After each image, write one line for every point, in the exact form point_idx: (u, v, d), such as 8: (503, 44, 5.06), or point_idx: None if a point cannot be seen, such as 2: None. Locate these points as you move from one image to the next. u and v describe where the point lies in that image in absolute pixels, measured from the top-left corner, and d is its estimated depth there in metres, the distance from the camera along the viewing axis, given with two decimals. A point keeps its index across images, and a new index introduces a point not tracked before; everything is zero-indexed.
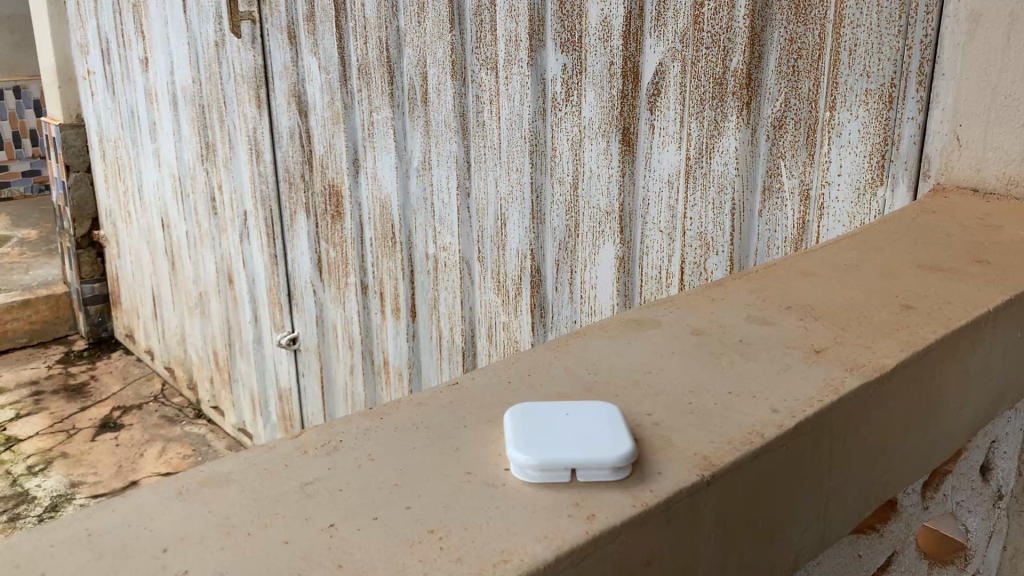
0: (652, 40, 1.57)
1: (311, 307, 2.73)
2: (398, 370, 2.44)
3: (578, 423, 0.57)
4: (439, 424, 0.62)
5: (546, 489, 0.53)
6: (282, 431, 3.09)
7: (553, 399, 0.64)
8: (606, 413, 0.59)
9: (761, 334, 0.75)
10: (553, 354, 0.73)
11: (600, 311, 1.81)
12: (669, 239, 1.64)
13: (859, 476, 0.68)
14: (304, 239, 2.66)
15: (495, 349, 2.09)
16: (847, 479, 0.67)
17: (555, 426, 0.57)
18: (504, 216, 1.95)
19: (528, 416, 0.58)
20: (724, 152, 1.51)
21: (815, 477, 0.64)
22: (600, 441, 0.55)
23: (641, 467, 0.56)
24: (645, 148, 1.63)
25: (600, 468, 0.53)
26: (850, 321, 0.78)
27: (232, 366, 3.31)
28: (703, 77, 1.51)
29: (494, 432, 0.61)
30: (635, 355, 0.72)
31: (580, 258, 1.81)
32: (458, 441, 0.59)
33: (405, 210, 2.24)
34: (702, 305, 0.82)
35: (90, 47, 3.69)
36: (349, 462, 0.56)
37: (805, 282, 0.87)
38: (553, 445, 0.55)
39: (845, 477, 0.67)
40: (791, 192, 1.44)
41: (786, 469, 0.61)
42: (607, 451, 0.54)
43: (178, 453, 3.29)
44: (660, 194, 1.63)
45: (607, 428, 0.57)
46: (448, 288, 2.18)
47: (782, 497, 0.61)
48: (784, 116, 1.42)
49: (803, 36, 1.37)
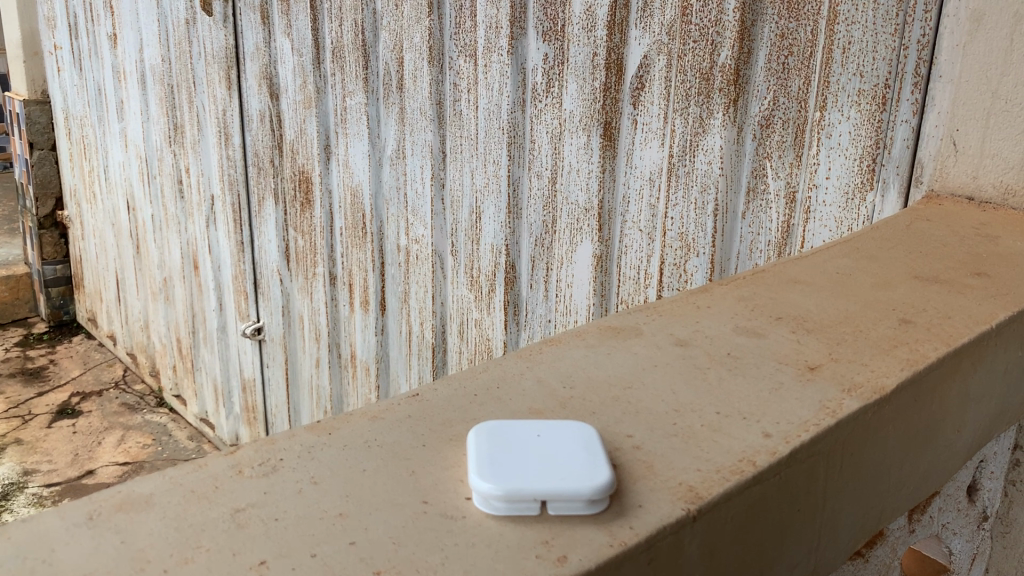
0: (638, 31, 1.51)
1: (278, 296, 2.65)
2: (366, 364, 2.37)
3: (552, 446, 0.51)
4: (395, 442, 0.56)
5: (512, 523, 0.48)
6: (246, 423, 3.01)
7: (522, 415, 0.58)
8: (580, 435, 0.53)
9: (749, 347, 0.69)
10: (524, 364, 0.67)
11: (574, 311, 1.75)
12: (649, 239, 1.59)
13: (852, 506, 0.63)
14: (273, 227, 2.58)
15: (466, 346, 2.03)
16: (840, 510, 0.61)
17: (526, 449, 0.51)
18: (479, 210, 1.89)
19: (495, 436, 0.52)
20: (709, 150, 1.45)
21: (807, 509, 0.58)
22: (576, 470, 0.49)
23: (618, 499, 0.50)
24: (627, 143, 1.57)
25: (573, 500, 0.48)
26: (845, 335, 0.72)
27: (195, 354, 3.22)
28: (689, 72, 1.45)
29: (456, 453, 0.54)
30: (613, 367, 0.66)
31: (556, 256, 1.75)
32: (415, 464, 0.53)
33: (377, 200, 2.17)
34: (686, 313, 0.76)
35: (57, 21, 3.57)
36: (286, 488, 0.51)
37: (796, 290, 0.82)
38: (521, 472, 0.49)
39: (839, 508, 0.61)
40: (777, 194, 1.39)
41: (777, 502, 0.55)
42: (581, 481, 0.48)
43: (137, 443, 3.19)
44: (641, 191, 1.57)
45: (581, 452, 0.51)
46: (419, 282, 2.11)
47: (772, 532, 0.55)
48: (772, 115, 1.37)
49: (795, 32, 1.31)
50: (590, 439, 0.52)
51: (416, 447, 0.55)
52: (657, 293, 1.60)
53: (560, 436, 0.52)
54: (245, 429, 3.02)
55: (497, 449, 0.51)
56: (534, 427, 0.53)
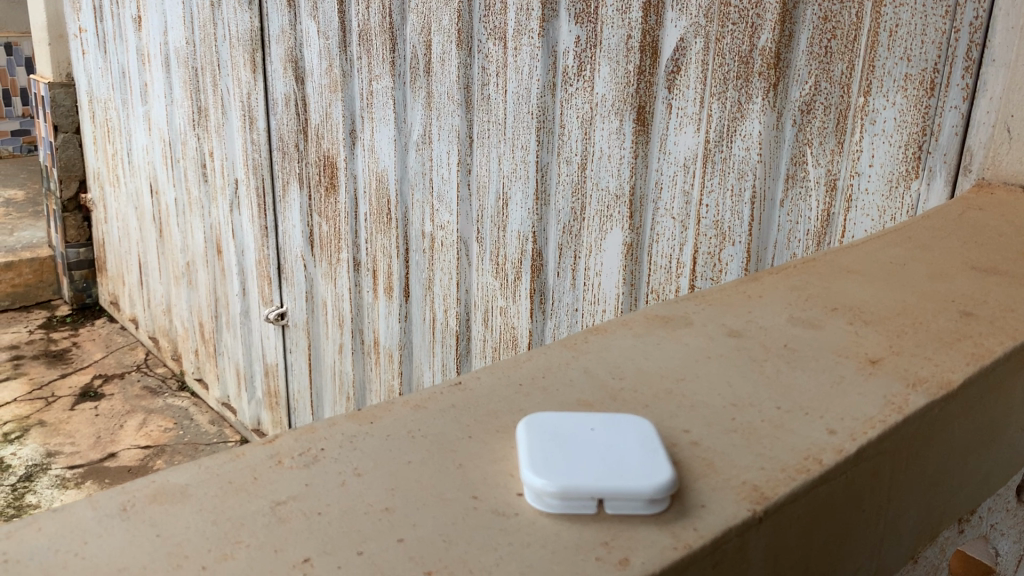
0: (674, 13, 1.47)
1: (301, 282, 2.63)
2: (389, 351, 2.35)
3: (607, 441, 0.49)
4: (439, 433, 0.53)
5: (567, 522, 0.45)
6: (267, 407, 3.00)
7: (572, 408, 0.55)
8: (640, 431, 0.50)
9: (805, 339, 0.66)
10: (569, 353, 0.64)
11: (603, 300, 1.72)
12: (682, 227, 1.55)
13: (915, 505, 0.60)
14: (296, 211, 2.56)
15: (491, 334, 2.00)
16: (903, 508, 0.59)
17: (580, 444, 0.48)
18: (507, 196, 1.86)
19: (547, 429, 0.50)
20: (747, 136, 1.41)
21: (871, 508, 0.55)
22: (635, 468, 0.46)
23: (678, 498, 0.47)
24: (661, 128, 1.54)
25: (633, 500, 0.45)
26: (905, 328, 0.69)
27: (217, 338, 3.21)
28: (727, 55, 1.41)
29: (505, 446, 0.52)
30: (664, 358, 0.63)
31: (585, 244, 1.72)
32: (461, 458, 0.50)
33: (402, 185, 2.14)
34: (737, 302, 0.73)
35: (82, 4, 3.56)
36: (330, 479, 0.48)
37: (849, 280, 0.78)
38: (577, 467, 0.47)
39: (902, 507, 0.58)
40: (817, 182, 1.36)
41: (844, 501, 0.52)
42: (641, 479, 0.46)
43: (159, 426, 3.19)
44: (674, 177, 1.54)
45: (642, 449, 0.48)
46: (443, 269, 2.09)
47: (836, 532, 0.53)
48: (813, 100, 1.33)
49: (838, 15, 1.28)
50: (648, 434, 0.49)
51: (461, 439, 0.53)
52: (690, 283, 1.56)
53: (616, 431, 0.50)
54: (267, 414, 3.01)
55: (549, 442, 0.49)
56: (587, 421, 0.51)
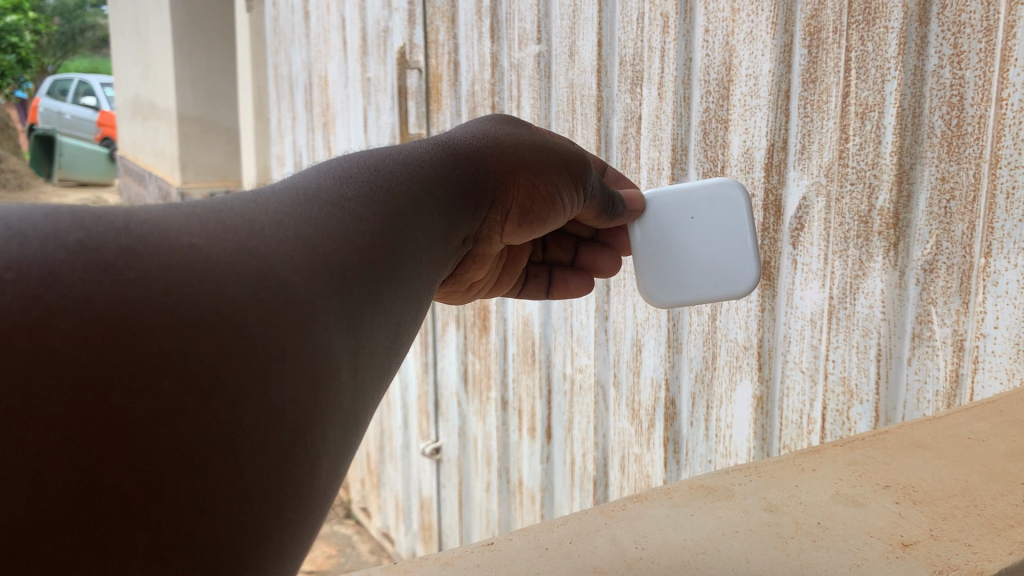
0: (796, 172, 1.49)
1: (455, 417, 2.77)
2: (532, 492, 2.41)
3: (615, 193, 1.02)
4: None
5: None
6: (422, 540, 3.12)
7: None
8: (668, 221, 1.05)
9: (841, 517, 0.67)
10: (601, 521, 0.68)
11: (734, 452, 1.70)
12: (812, 381, 1.50)
13: None
14: (453, 350, 2.73)
15: (627, 482, 2.01)
16: None
17: (686, 238, 1.04)
18: (640, 343, 1.91)
19: (668, 212, 1.05)
20: (870, 293, 1.38)
21: None
22: (728, 266, 1.02)
23: None
24: (788, 283, 1.53)
25: (648, 243, 1.06)
26: (956, 511, 0.68)
27: (382, 469, 3.40)
28: (848, 215, 1.40)
29: None
30: (693, 530, 0.66)
31: (717, 395, 1.72)
32: None
33: (546, 327, 2.25)
34: (788, 475, 0.75)
35: (286, 158, 4.03)
36: None
37: (916, 456, 0.79)
38: (647, 243, 1.06)
39: None
40: (943, 342, 1.27)
41: None
42: (645, 237, 1.06)
43: (324, 553, 3.55)
44: (802, 331, 1.51)
45: (664, 232, 1.05)
46: (582, 412, 2.15)
47: None
48: (935, 259, 1.28)
49: (956, 176, 1.23)
50: (638, 202, 1.05)
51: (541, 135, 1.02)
52: (820, 439, 1.49)
53: (558, 153, 0.90)
54: (422, 547, 3.13)
55: (602, 213, 1.01)
56: (700, 208, 1.03)
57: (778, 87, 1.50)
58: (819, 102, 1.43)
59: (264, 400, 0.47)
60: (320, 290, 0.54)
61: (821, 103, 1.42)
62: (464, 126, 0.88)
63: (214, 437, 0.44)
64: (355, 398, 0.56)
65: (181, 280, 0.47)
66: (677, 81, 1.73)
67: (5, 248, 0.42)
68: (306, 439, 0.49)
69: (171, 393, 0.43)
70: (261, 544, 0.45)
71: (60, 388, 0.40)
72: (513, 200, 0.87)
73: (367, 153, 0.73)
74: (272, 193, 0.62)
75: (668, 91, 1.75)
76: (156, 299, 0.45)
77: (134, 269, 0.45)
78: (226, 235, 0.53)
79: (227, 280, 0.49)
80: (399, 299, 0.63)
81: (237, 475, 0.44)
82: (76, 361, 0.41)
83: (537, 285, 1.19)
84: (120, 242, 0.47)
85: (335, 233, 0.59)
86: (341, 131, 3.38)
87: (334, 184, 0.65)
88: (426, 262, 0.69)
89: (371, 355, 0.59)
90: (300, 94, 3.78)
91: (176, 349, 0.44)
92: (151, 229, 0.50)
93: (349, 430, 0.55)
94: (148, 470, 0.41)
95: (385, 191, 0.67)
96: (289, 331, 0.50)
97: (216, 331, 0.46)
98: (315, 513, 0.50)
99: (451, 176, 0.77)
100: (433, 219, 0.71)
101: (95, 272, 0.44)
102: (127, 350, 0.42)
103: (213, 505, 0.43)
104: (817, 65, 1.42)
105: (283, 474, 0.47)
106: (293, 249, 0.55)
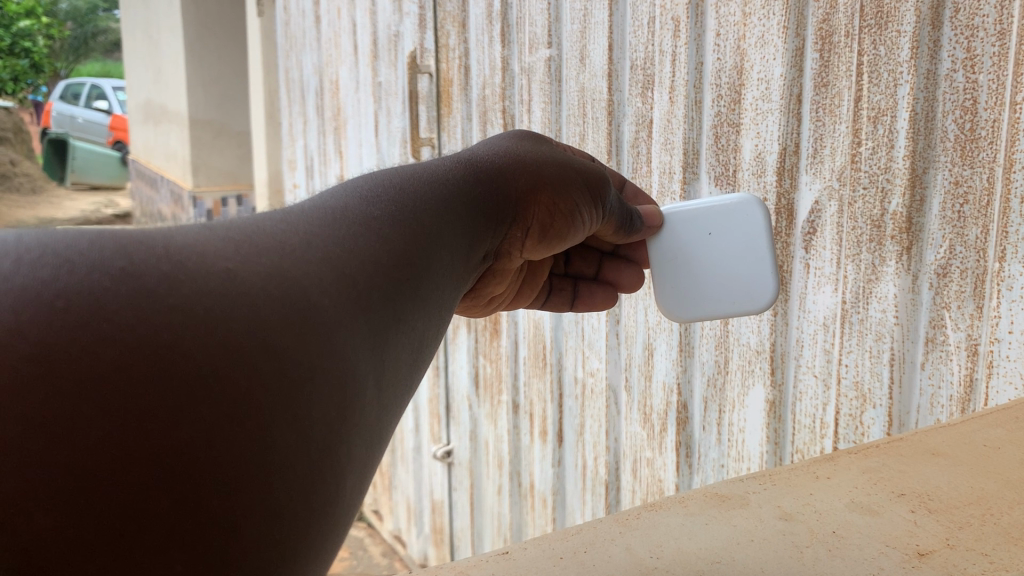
0: (808, 177, 1.48)
1: (466, 420, 2.77)
2: (544, 496, 2.41)
3: (631, 208, 1.02)
4: None
5: None
6: (434, 543, 3.13)
7: None
8: (685, 237, 1.05)
9: (857, 526, 0.67)
10: (616, 530, 0.68)
11: (747, 457, 1.69)
12: (824, 386, 1.50)
13: None
14: (464, 353, 2.73)
15: (639, 486, 2.01)
16: None
17: (704, 254, 1.04)
18: (652, 347, 1.91)
19: (685, 228, 1.05)
20: (883, 298, 1.37)
21: None
22: (746, 281, 1.02)
23: None
24: (800, 288, 1.53)
25: (666, 259, 1.06)
26: (972, 520, 0.68)
27: (393, 472, 3.40)
28: (861, 219, 1.40)
29: None
30: (708, 539, 0.66)
31: (729, 399, 1.72)
32: None
33: (557, 331, 2.25)
34: (803, 484, 0.75)
35: (298, 163, 4.05)
36: None
37: (931, 464, 0.78)
38: (665, 259, 1.06)
39: None
40: (957, 347, 1.27)
41: None
42: (663, 253, 1.07)
43: (336, 555, 3.56)
44: (815, 336, 1.51)
45: (681, 248, 1.05)
46: (594, 416, 2.15)
47: None
48: (949, 263, 1.27)
49: (970, 179, 1.23)
50: (655, 219, 1.05)
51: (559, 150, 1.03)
52: (833, 444, 1.49)
53: (577, 170, 0.91)
54: (433, 550, 3.14)
55: (618, 229, 1.01)
56: (717, 223, 1.03)
57: (789, 92, 1.50)
58: (831, 106, 1.42)
59: (295, 421, 0.47)
60: (347, 310, 0.55)
61: (833, 108, 1.42)
62: (484, 143, 0.89)
63: (248, 458, 0.44)
64: (379, 417, 0.56)
65: (218, 303, 0.47)
66: (688, 85, 1.73)
67: (53, 275, 0.43)
68: (334, 459, 0.49)
69: (210, 417, 0.43)
70: (290, 564, 0.45)
71: (106, 410, 0.40)
72: (533, 217, 0.87)
73: (390, 172, 0.73)
74: (299, 212, 0.62)
75: (679, 95, 1.75)
76: (193, 323, 0.45)
77: (175, 293, 0.46)
78: (259, 257, 0.53)
79: (261, 303, 0.49)
80: (422, 318, 0.64)
81: (269, 496, 0.45)
82: (118, 383, 0.41)
83: (562, 298, 1.19)
84: (162, 268, 0.47)
85: (362, 252, 0.60)
86: (352, 135, 3.39)
87: (359, 203, 0.66)
88: (448, 279, 0.69)
89: (395, 373, 0.60)
90: (312, 98, 3.79)
91: (213, 373, 0.44)
92: (189, 253, 0.50)
93: (374, 448, 0.55)
94: (187, 490, 0.41)
95: (411, 208, 0.68)
96: (319, 353, 0.50)
97: (250, 354, 0.46)
98: (340, 532, 0.50)
99: (472, 193, 0.77)
100: (455, 236, 0.72)
101: (140, 298, 0.44)
102: (168, 375, 0.42)
103: (246, 526, 0.43)
104: (829, 70, 1.42)
105: (311, 494, 0.47)
106: (322, 269, 0.55)
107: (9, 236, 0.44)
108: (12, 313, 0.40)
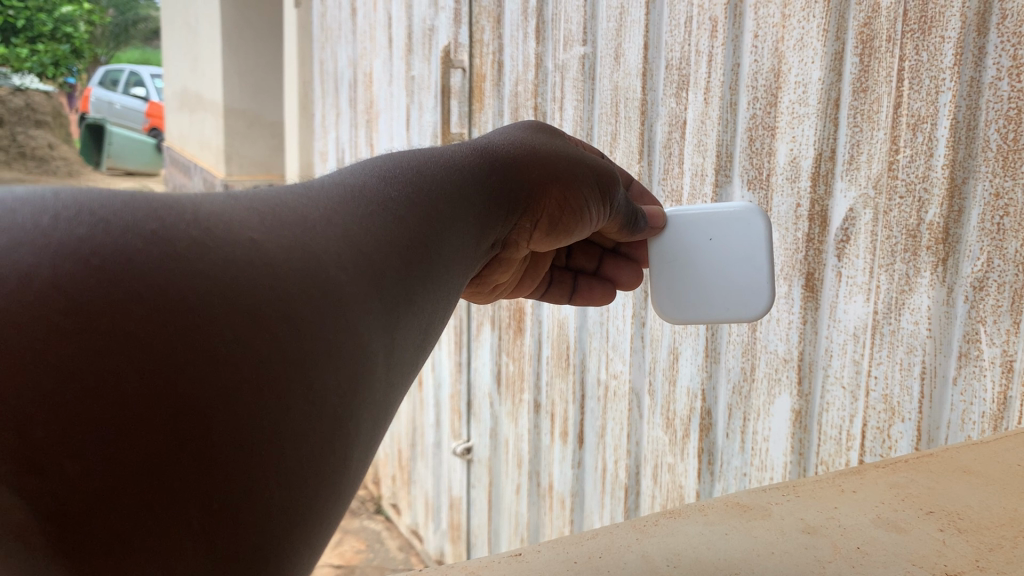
0: (844, 183, 1.45)
1: (487, 417, 2.76)
2: (562, 496, 2.39)
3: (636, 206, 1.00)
4: None
5: None
6: (451, 540, 3.12)
7: None
8: (687, 240, 1.03)
9: (883, 543, 0.65)
10: (633, 536, 0.67)
11: (770, 466, 1.67)
12: (853, 398, 1.47)
13: None
14: (487, 351, 2.72)
15: (659, 491, 1.98)
16: None
17: (704, 260, 1.02)
18: (677, 351, 1.89)
19: (687, 232, 1.02)
20: (916, 309, 1.34)
21: None
22: (744, 290, 1.01)
23: None
24: (831, 296, 1.50)
25: (665, 261, 1.03)
26: (1003, 542, 0.65)
27: (413, 466, 3.40)
28: (896, 228, 1.37)
29: None
30: (728, 549, 0.64)
31: (754, 407, 1.69)
32: None
33: (582, 332, 2.23)
34: (828, 497, 0.73)
35: (330, 154, 4.06)
36: None
37: (962, 482, 0.76)
38: (663, 260, 1.04)
39: None
40: (992, 363, 1.23)
41: None
42: (662, 255, 1.04)
43: (355, 547, 3.57)
44: (845, 346, 1.48)
45: (682, 251, 1.03)
46: (616, 418, 2.12)
47: None
48: (986, 278, 1.24)
49: (1010, 192, 1.19)
50: (658, 220, 1.02)
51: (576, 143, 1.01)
52: (859, 457, 1.46)
53: (590, 165, 0.89)
54: (450, 546, 3.13)
55: (622, 228, 0.99)
56: (719, 230, 1.01)
57: (827, 96, 1.47)
58: (870, 112, 1.39)
59: (309, 393, 0.47)
60: (364, 285, 0.54)
61: (872, 114, 1.39)
62: (501, 132, 0.87)
63: (262, 425, 0.44)
64: (388, 392, 0.56)
65: (244, 272, 0.46)
66: (723, 87, 1.70)
67: (88, 233, 0.42)
68: (343, 431, 0.49)
69: (228, 381, 0.43)
70: (297, 529, 0.45)
71: (131, 369, 0.40)
72: (543, 211, 0.86)
73: (405, 153, 0.72)
74: (316, 187, 0.62)
75: (714, 97, 1.72)
76: (213, 288, 0.44)
77: (204, 260, 0.45)
78: (282, 228, 0.52)
79: (285, 273, 0.49)
80: (434, 297, 0.63)
81: (280, 462, 0.44)
82: (143, 343, 0.41)
83: (561, 290, 1.17)
84: (191, 234, 0.46)
85: (378, 229, 0.59)
86: (384, 128, 3.39)
87: (377, 181, 0.65)
88: (461, 260, 0.69)
89: (406, 350, 0.59)
90: (345, 90, 3.80)
91: (233, 339, 0.44)
92: (217, 220, 0.49)
93: (381, 422, 0.55)
94: (202, 451, 0.41)
95: (426, 189, 0.67)
96: (335, 325, 0.50)
97: (269, 322, 0.46)
98: (344, 502, 0.50)
99: (487, 180, 0.76)
100: (469, 219, 0.71)
101: (169, 262, 0.44)
102: (189, 340, 0.42)
103: (258, 486, 0.43)
104: (869, 74, 1.39)
105: (322, 463, 0.47)
106: (341, 246, 0.54)
107: (48, 192, 0.44)
108: (50, 267, 0.40)
